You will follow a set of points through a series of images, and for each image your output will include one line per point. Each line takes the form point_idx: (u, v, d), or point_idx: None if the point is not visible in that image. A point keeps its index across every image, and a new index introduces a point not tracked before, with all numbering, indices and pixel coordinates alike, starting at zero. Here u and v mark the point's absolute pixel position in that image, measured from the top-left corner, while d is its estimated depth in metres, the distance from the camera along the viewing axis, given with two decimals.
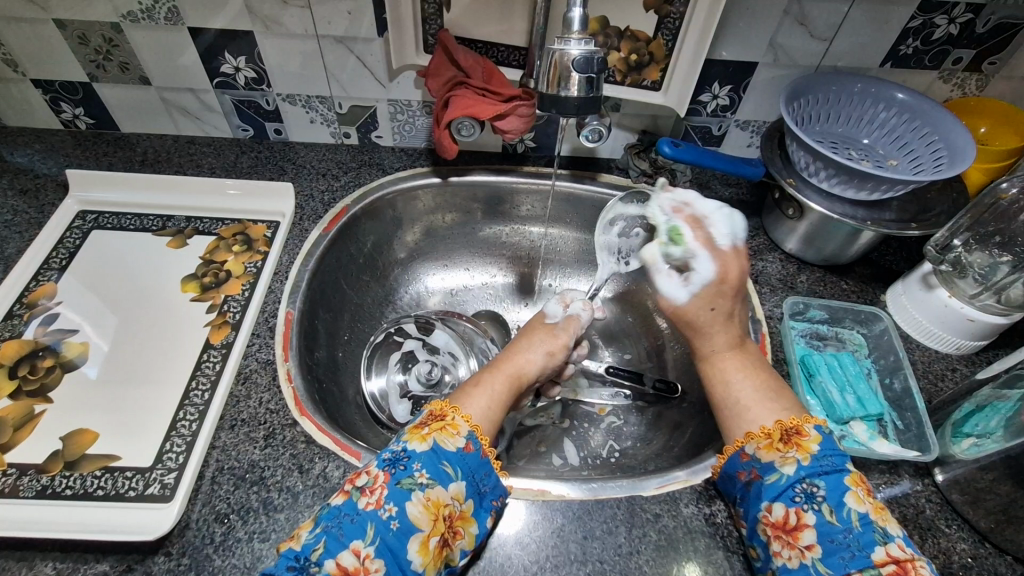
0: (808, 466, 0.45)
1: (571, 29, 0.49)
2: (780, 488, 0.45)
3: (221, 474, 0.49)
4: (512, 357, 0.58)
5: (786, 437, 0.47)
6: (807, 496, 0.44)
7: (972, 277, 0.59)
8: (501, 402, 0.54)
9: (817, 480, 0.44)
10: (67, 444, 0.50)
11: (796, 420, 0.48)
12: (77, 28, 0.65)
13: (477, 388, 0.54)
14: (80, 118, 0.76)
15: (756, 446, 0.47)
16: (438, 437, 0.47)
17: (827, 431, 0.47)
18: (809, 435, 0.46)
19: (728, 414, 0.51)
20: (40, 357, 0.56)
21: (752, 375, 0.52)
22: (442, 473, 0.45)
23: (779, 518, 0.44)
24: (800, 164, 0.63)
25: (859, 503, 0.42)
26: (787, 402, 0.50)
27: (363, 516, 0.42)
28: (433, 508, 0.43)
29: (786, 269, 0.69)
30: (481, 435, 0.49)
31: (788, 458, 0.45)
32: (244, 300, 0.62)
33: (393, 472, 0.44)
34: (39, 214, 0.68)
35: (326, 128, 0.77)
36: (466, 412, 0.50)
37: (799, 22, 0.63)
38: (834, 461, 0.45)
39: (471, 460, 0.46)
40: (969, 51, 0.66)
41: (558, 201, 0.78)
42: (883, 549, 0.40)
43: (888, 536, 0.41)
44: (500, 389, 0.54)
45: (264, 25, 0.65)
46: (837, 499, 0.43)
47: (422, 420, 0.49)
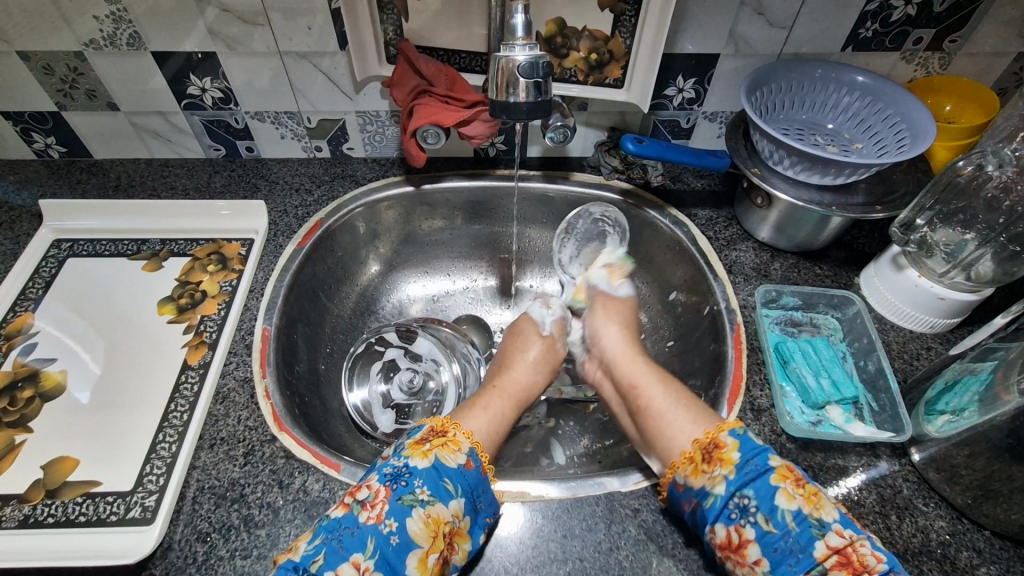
0: (735, 479, 0.46)
1: (515, 35, 0.50)
2: (718, 510, 0.45)
3: (202, 493, 0.49)
4: (512, 378, 0.60)
5: (707, 456, 0.48)
6: (742, 510, 0.45)
7: (940, 256, 0.59)
8: (505, 422, 0.56)
9: (746, 492, 0.45)
10: (48, 472, 0.51)
11: (712, 432, 0.49)
12: (41, 59, 0.66)
13: (485, 411, 0.55)
14: (52, 147, 0.77)
15: (685, 474, 0.48)
16: (440, 453, 0.47)
17: (742, 434, 0.48)
18: (726, 446, 0.47)
19: (649, 432, 0.53)
20: (19, 388, 0.56)
21: (660, 385, 0.56)
22: (443, 490, 0.45)
23: (723, 539, 0.45)
24: (765, 153, 0.64)
25: (790, 501, 0.43)
26: (699, 407, 0.53)
27: (364, 529, 0.42)
28: (432, 525, 0.43)
29: (760, 258, 0.70)
30: (481, 451, 0.50)
31: (715, 478, 0.46)
32: (221, 319, 0.62)
33: (394, 488, 0.44)
34: (15, 245, 0.69)
35: (297, 143, 0.78)
36: (467, 429, 0.51)
37: (756, 11, 0.63)
38: (757, 463, 0.46)
39: (472, 477, 0.47)
40: (929, 31, 0.66)
41: (532, 202, 0.79)
42: (823, 543, 0.42)
43: (824, 526, 0.42)
44: (508, 414, 0.56)
45: (227, 45, 0.65)
46: (768, 505, 0.44)
47: (423, 435, 0.49)
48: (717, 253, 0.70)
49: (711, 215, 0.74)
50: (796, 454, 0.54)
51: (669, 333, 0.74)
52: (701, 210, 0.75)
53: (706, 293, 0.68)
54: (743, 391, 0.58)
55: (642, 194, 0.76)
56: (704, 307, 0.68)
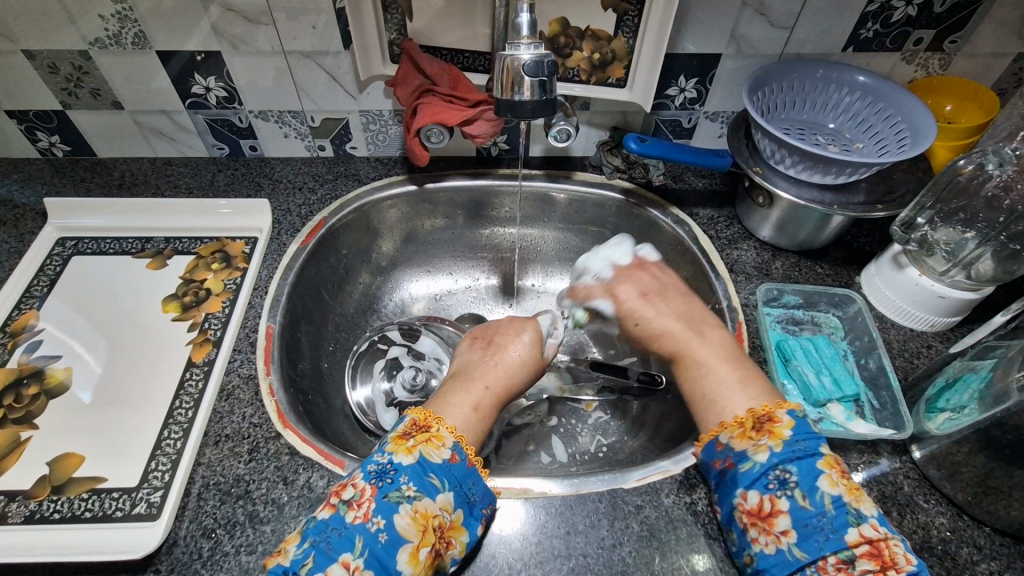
0: (780, 452, 0.45)
1: (520, 34, 0.50)
2: (755, 476, 0.45)
3: (207, 489, 0.50)
4: (497, 376, 0.57)
5: (758, 426, 0.47)
6: (781, 483, 0.44)
7: (940, 254, 0.60)
8: (485, 418, 0.54)
9: (789, 466, 0.44)
10: (54, 468, 0.51)
11: (768, 407, 0.48)
12: (46, 57, 0.66)
13: (467, 407, 0.53)
14: (56, 146, 0.77)
15: (730, 435, 0.48)
16: (424, 449, 0.47)
17: (800, 415, 0.47)
18: (781, 422, 0.47)
19: (702, 403, 0.52)
20: (24, 385, 0.56)
21: (724, 361, 0.54)
22: (429, 485, 0.45)
23: (754, 505, 0.45)
24: (767, 153, 0.64)
25: (832, 486, 0.43)
26: (765, 386, 0.51)
27: (351, 529, 0.42)
28: (420, 520, 0.43)
29: (761, 257, 0.70)
30: (466, 445, 0.49)
31: (761, 446, 0.46)
32: (225, 317, 0.62)
33: (380, 485, 0.44)
34: (19, 243, 0.69)
35: (300, 142, 0.78)
36: (450, 423, 0.50)
37: (757, 11, 0.64)
38: (808, 445, 0.45)
39: (457, 470, 0.47)
40: (929, 31, 0.67)
41: (535, 201, 0.79)
42: (856, 530, 0.41)
43: (861, 517, 0.42)
44: (490, 411, 0.55)
45: (232, 44, 0.65)
46: (809, 484, 0.43)
47: (406, 429, 0.49)
48: (718, 252, 0.70)
49: (713, 215, 0.75)
50: None
51: None
52: (702, 209, 0.75)
53: (708, 291, 0.69)
54: None
55: (644, 194, 0.76)
56: (706, 305, 0.68)
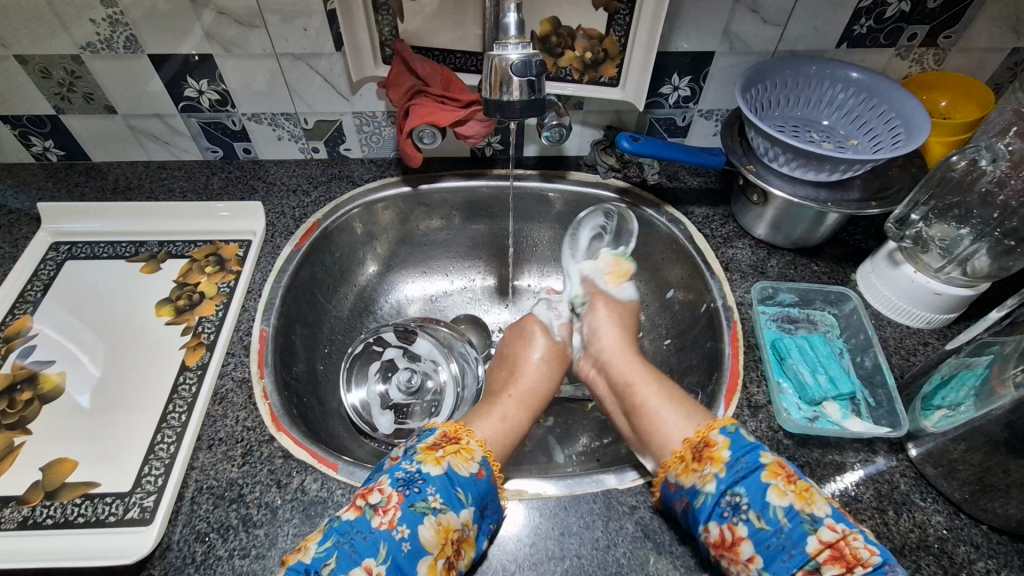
0: (725, 477, 0.46)
1: (508, 34, 0.50)
2: (709, 508, 0.45)
3: (200, 494, 0.49)
4: (522, 382, 0.63)
5: (698, 455, 0.48)
6: (733, 508, 0.45)
7: (935, 251, 0.59)
8: (516, 428, 0.57)
9: (737, 488, 0.45)
10: (47, 473, 0.51)
11: (702, 432, 0.50)
12: (39, 62, 0.66)
13: (497, 417, 0.57)
14: (50, 150, 0.77)
15: (676, 473, 0.48)
16: (451, 462, 0.47)
17: (732, 431, 0.48)
18: (717, 445, 0.48)
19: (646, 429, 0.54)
20: (18, 390, 0.56)
21: (656, 387, 0.57)
22: (455, 499, 0.45)
23: (717, 537, 0.45)
24: (761, 151, 0.64)
25: (781, 497, 0.43)
26: (695, 408, 0.54)
27: (376, 535, 0.42)
28: (443, 533, 0.43)
29: (756, 255, 0.70)
30: (493, 460, 0.50)
31: (706, 476, 0.47)
32: (219, 320, 0.62)
33: (407, 494, 0.44)
34: (13, 248, 0.69)
35: (294, 144, 0.78)
36: (478, 438, 0.52)
37: (750, 9, 0.64)
38: (748, 461, 0.46)
39: (483, 485, 0.47)
40: (923, 27, 0.66)
41: (529, 201, 0.79)
42: (815, 537, 0.42)
43: (816, 521, 0.42)
44: (519, 417, 0.58)
45: (224, 47, 0.65)
46: (760, 502, 0.44)
47: (434, 442, 0.49)
48: (713, 251, 0.70)
49: (708, 213, 0.74)
50: (793, 450, 0.54)
51: (666, 331, 0.74)
52: (697, 208, 0.75)
53: (703, 290, 0.68)
54: (740, 387, 0.58)
55: (639, 193, 0.76)
56: (702, 304, 0.68)
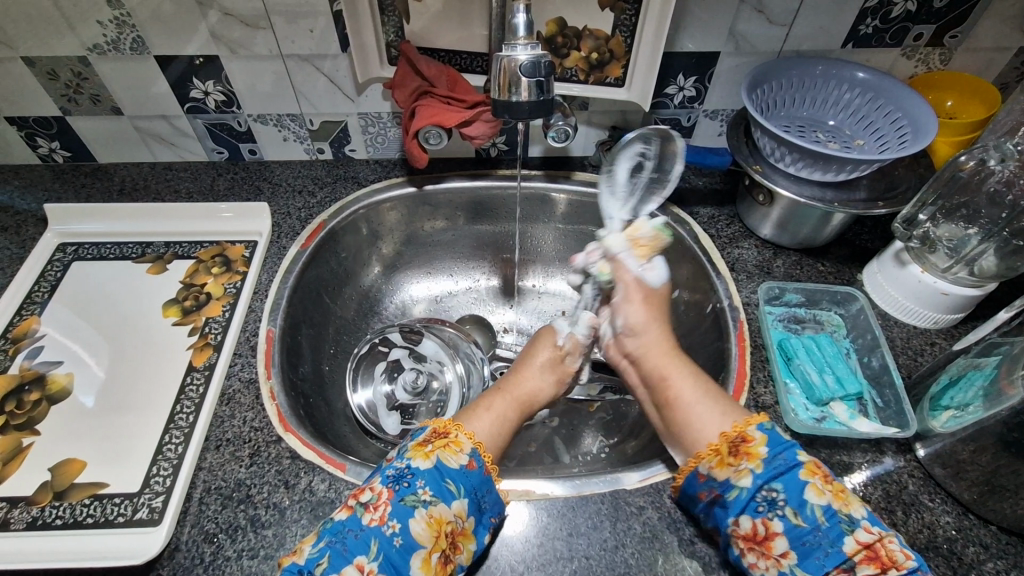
0: (763, 472, 0.45)
1: (516, 35, 0.50)
2: (744, 502, 0.45)
3: (209, 494, 0.50)
4: (521, 384, 0.57)
5: (734, 450, 0.46)
6: (769, 503, 0.44)
7: (942, 251, 0.59)
8: (508, 424, 0.54)
9: (775, 484, 0.44)
10: (56, 474, 0.51)
11: (739, 426, 0.48)
12: (46, 64, 0.66)
13: (488, 413, 0.53)
14: (57, 152, 0.77)
15: (710, 465, 0.47)
16: (441, 454, 0.47)
17: (769, 428, 0.47)
18: (755, 440, 0.46)
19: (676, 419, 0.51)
20: (26, 391, 0.57)
21: (691, 378, 0.53)
22: (446, 491, 0.45)
23: (748, 530, 0.44)
24: (767, 151, 0.64)
25: (819, 496, 0.43)
26: (729, 403, 0.51)
27: (368, 532, 0.42)
28: (435, 525, 0.43)
29: (762, 255, 0.70)
30: (483, 451, 0.49)
31: (742, 470, 0.45)
32: (225, 321, 0.62)
33: (396, 489, 0.44)
34: (20, 249, 0.69)
35: (299, 145, 0.78)
36: (469, 429, 0.51)
37: (756, 9, 0.64)
38: (787, 458, 0.45)
39: (474, 477, 0.47)
40: (930, 27, 0.66)
41: (535, 202, 0.79)
42: (852, 538, 0.41)
43: (853, 522, 0.42)
44: (511, 416, 0.54)
45: (230, 48, 0.65)
46: (797, 500, 0.43)
47: (424, 437, 0.49)
48: (719, 251, 0.70)
49: (713, 213, 0.74)
50: (800, 451, 0.54)
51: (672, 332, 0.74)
52: (703, 208, 0.75)
53: (709, 290, 0.68)
54: (747, 388, 0.58)
55: None
56: (708, 305, 0.68)
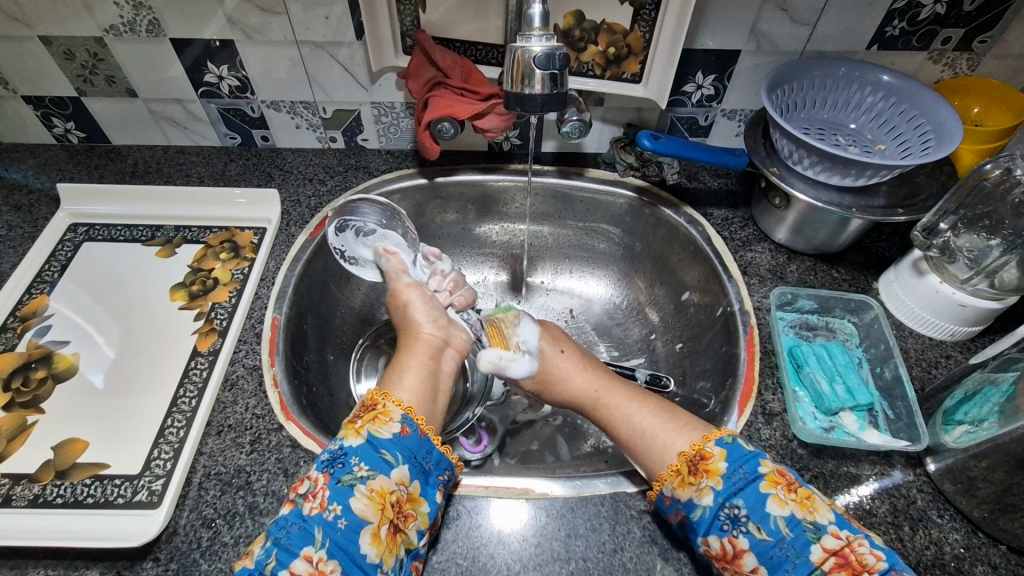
0: (723, 489, 0.44)
1: (532, 26, 0.49)
2: (708, 521, 0.44)
3: (208, 479, 0.50)
4: (420, 334, 0.56)
5: (693, 467, 0.46)
6: (733, 521, 0.43)
7: (962, 261, 0.58)
8: (431, 374, 0.53)
9: (736, 501, 0.44)
10: (58, 453, 0.51)
11: (697, 444, 0.47)
12: (63, 44, 0.66)
13: (403, 371, 0.52)
14: (72, 132, 0.77)
15: (671, 486, 0.46)
16: (372, 428, 0.46)
17: (729, 442, 0.47)
18: (713, 456, 0.46)
19: (638, 449, 0.50)
20: (33, 368, 0.57)
21: (644, 406, 0.53)
22: (381, 462, 0.44)
23: (718, 550, 0.44)
24: (785, 153, 0.63)
25: (782, 506, 0.43)
26: (683, 421, 0.50)
27: (310, 521, 0.42)
28: (378, 499, 0.43)
29: (776, 259, 0.69)
30: (418, 415, 0.48)
31: (703, 489, 0.45)
32: (231, 307, 0.62)
33: (332, 472, 0.44)
34: (32, 228, 0.70)
35: (312, 133, 0.78)
36: (396, 396, 0.49)
37: (779, 7, 0.62)
38: (746, 471, 0.45)
39: (409, 442, 0.46)
40: (959, 31, 0.64)
41: (545, 198, 0.78)
42: (819, 546, 0.41)
43: (819, 529, 0.42)
44: (427, 365, 0.53)
45: (246, 34, 0.65)
46: (761, 513, 0.43)
47: (355, 413, 0.48)
48: (732, 254, 0.69)
49: (727, 215, 0.73)
50: (807, 460, 0.53)
51: (680, 334, 0.73)
52: (717, 210, 0.74)
53: (720, 294, 0.67)
54: (755, 395, 0.57)
55: (658, 193, 0.75)
56: (718, 308, 0.67)
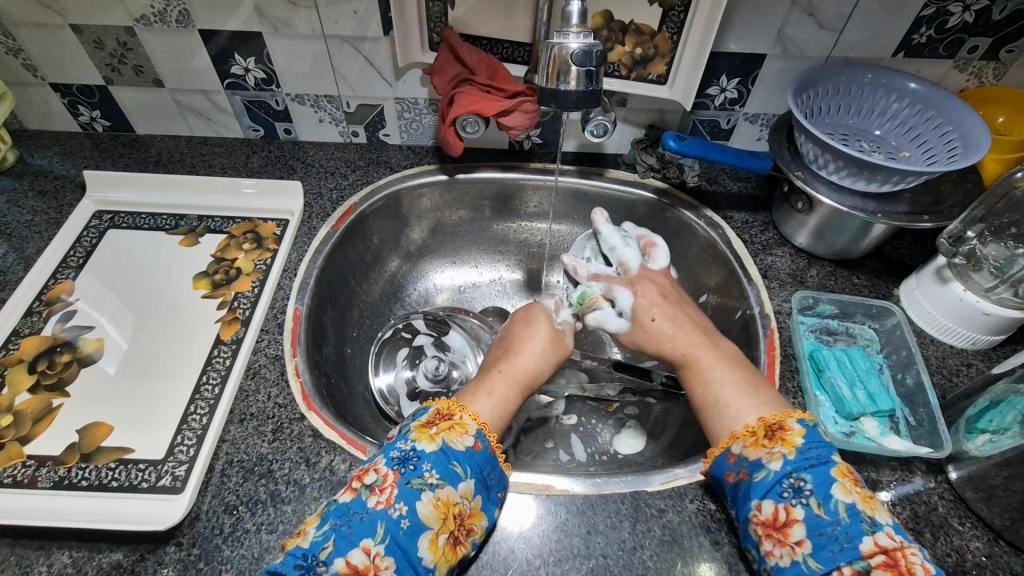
0: (794, 460, 0.45)
1: (570, 23, 0.49)
2: (769, 485, 0.45)
3: (231, 466, 0.50)
4: (523, 363, 0.58)
5: (770, 433, 0.48)
6: (795, 491, 0.44)
7: (986, 270, 0.58)
8: (509, 408, 0.54)
9: (803, 474, 0.44)
10: (83, 436, 0.52)
11: (779, 416, 0.49)
12: (93, 32, 0.67)
13: (489, 395, 0.53)
14: (97, 120, 0.78)
15: (743, 445, 0.48)
16: (447, 437, 0.47)
17: (810, 425, 0.48)
18: (792, 430, 0.47)
19: (711, 413, 0.53)
20: (58, 352, 0.58)
21: (730, 374, 0.54)
22: (452, 472, 0.45)
23: (769, 515, 0.44)
24: (810, 157, 0.63)
25: (846, 494, 0.43)
26: (763, 398, 0.52)
27: (374, 514, 0.42)
28: (442, 508, 0.43)
29: (796, 264, 0.68)
30: (488, 432, 0.49)
31: (775, 454, 0.46)
32: (254, 296, 0.63)
33: (403, 472, 0.44)
34: (57, 214, 0.70)
35: (334, 127, 0.78)
36: (473, 411, 0.51)
37: (807, 12, 0.62)
38: (820, 453, 0.46)
39: (479, 457, 0.47)
40: (986, 39, 0.64)
41: (565, 197, 0.78)
42: (871, 539, 0.41)
43: (876, 525, 0.41)
44: (512, 400, 0.54)
45: (274, 26, 0.66)
46: (824, 492, 0.43)
47: (429, 419, 0.49)
48: (752, 257, 0.69)
49: (747, 219, 0.73)
50: None
51: None
52: (737, 213, 0.74)
53: (740, 297, 0.67)
54: None
55: (677, 195, 0.75)
56: (738, 311, 0.67)
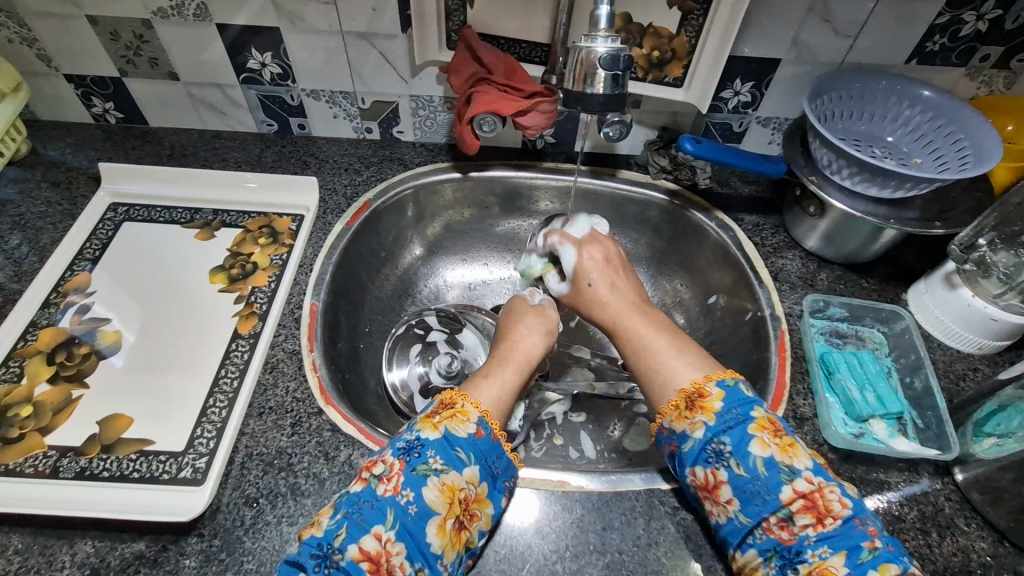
0: (713, 426, 0.46)
1: (598, 27, 0.50)
2: (696, 453, 0.46)
3: (250, 459, 0.50)
4: (514, 348, 0.58)
5: (690, 403, 0.48)
6: (717, 455, 0.45)
7: (996, 277, 0.59)
8: (511, 384, 0.54)
9: (723, 438, 0.45)
10: (104, 428, 0.52)
11: (699, 382, 0.49)
12: (109, 24, 0.67)
13: (488, 379, 0.53)
14: (110, 112, 0.78)
15: (669, 419, 0.49)
16: (449, 424, 0.47)
17: (730, 385, 0.48)
18: (710, 395, 0.47)
19: (644, 376, 0.52)
20: (76, 344, 0.58)
21: (659, 334, 0.54)
22: (455, 459, 0.45)
23: (702, 480, 0.46)
24: (823, 162, 0.63)
25: (763, 448, 0.44)
26: (696, 357, 0.51)
27: (383, 501, 0.43)
28: (448, 493, 0.44)
29: (806, 267, 0.69)
30: (490, 420, 0.49)
31: (696, 423, 0.47)
32: (271, 292, 0.63)
33: (408, 459, 0.45)
34: (72, 206, 0.70)
35: (348, 123, 0.78)
36: (476, 399, 0.50)
37: (822, 18, 0.63)
38: (738, 412, 0.46)
39: (482, 444, 0.47)
40: (997, 48, 0.65)
41: (577, 197, 0.79)
42: (790, 487, 0.43)
43: (794, 472, 0.43)
44: (511, 378, 0.54)
45: (291, 21, 0.66)
46: (742, 451, 0.44)
47: (433, 409, 0.49)
48: (763, 260, 0.70)
49: (758, 221, 0.74)
50: (837, 464, 0.54)
51: (706, 336, 0.74)
52: (748, 215, 0.74)
53: (750, 298, 0.68)
54: (786, 399, 0.58)
55: (690, 197, 0.76)
56: (748, 312, 0.68)
